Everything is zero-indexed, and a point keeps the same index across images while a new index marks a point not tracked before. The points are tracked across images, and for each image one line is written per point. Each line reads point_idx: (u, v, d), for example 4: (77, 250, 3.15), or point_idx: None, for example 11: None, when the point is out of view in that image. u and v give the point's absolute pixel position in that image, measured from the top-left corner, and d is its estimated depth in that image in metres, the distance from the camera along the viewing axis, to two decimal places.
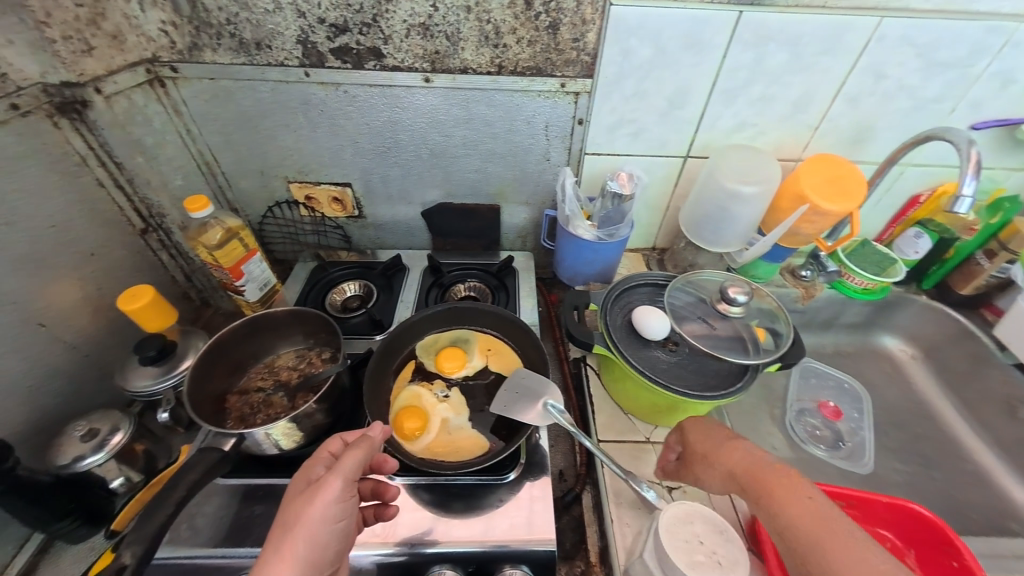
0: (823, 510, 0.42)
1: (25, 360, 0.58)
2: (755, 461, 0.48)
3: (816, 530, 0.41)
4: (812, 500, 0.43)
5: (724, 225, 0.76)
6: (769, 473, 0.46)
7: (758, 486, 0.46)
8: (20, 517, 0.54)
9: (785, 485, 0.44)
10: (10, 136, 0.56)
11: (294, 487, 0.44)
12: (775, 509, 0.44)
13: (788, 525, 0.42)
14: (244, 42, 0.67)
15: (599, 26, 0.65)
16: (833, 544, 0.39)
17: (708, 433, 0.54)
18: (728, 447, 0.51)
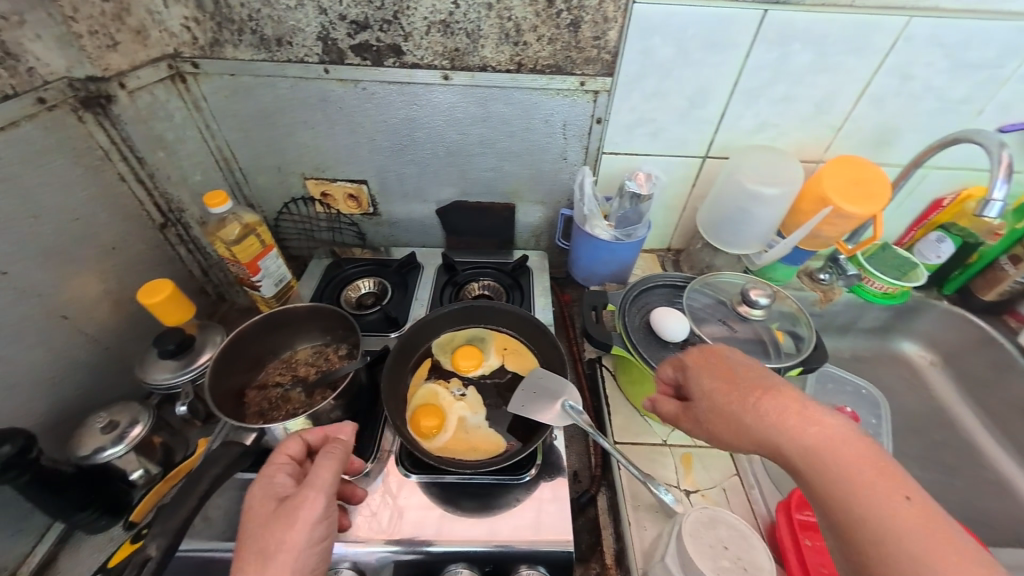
0: (916, 504, 0.34)
1: (48, 351, 0.59)
2: (823, 426, 0.39)
3: (918, 534, 0.32)
4: (902, 490, 0.35)
5: (744, 226, 0.75)
6: (841, 444, 0.37)
7: (828, 456, 0.37)
8: (43, 507, 0.55)
9: (867, 465, 0.36)
10: (37, 129, 0.56)
11: (259, 508, 0.42)
12: (852, 491, 0.35)
13: (868, 514, 0.34)
14: (265, 39, 0.67)
15: (620, 24, 0.64)
16: (938, 551, 0.31)
17: (746, 382, 0.45)
18: (779, 401, 0.41)
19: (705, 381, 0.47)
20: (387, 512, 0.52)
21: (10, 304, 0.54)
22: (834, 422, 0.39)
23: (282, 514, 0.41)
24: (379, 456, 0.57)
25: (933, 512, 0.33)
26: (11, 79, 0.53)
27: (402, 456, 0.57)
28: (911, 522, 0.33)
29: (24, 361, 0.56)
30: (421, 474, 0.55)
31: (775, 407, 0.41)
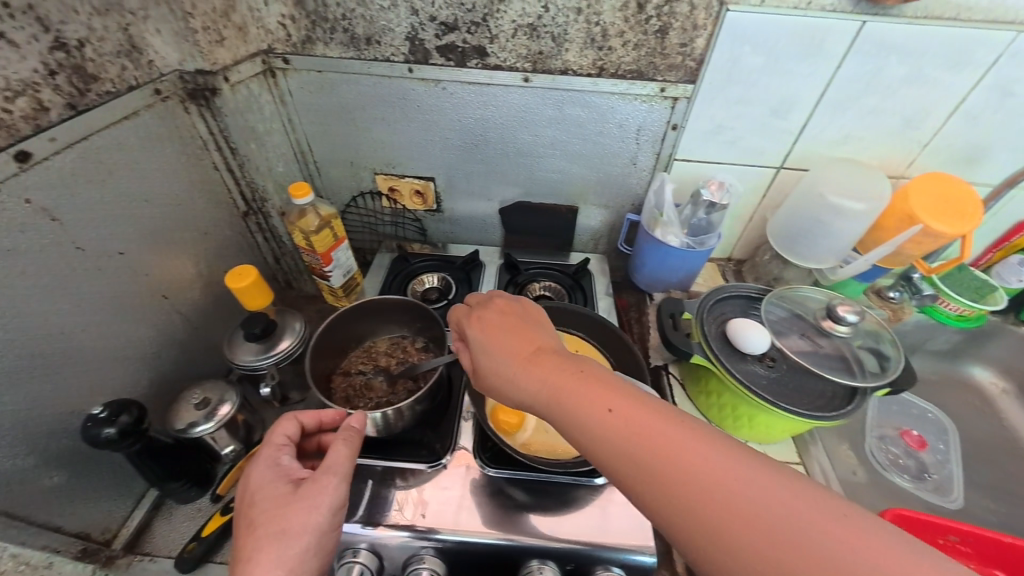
0: (632, 402, 0.41)
1: (152, 328, 0.62)
2: (558, 370, 0.45)
3: (643, 435, 0.39)
4: (620, 398, 0.41)
5: (819, 240, 0.74)
6: (575, 381, 0.44)
7: (567, 400, 0.43)
8: (144, 474, 0.58)
9: (595, 389, 0.43)
10: (152, 119, 0.59)
11: (273, 488, 0.46)
12: (592, 420, 0.41)
13: (605, 433, 0.40)
14: (355, 37, 0.69)
15: (710, 32, 0.64)
16: (661, 440, 0.38)
17: (512, 349, 0.49)
18: (544, 356, 0.48)
19: (483, 359, 0.51)
20: (461, 504, 0.54)
21: (124, 283, 0.58)
22: (570, 363, 0.46)
23: (299, 496, 0.45)
24: (455, 448, 0.59)
25: (648, 404, 0.41)
26: (136, 71, 0.56)
27: (479, 450, 0.58)
28: (632, 426, 0.39)
29: (133, 337, 0.60)
30: (499, 468, 0.57)
31: (535, 366, 0.47)
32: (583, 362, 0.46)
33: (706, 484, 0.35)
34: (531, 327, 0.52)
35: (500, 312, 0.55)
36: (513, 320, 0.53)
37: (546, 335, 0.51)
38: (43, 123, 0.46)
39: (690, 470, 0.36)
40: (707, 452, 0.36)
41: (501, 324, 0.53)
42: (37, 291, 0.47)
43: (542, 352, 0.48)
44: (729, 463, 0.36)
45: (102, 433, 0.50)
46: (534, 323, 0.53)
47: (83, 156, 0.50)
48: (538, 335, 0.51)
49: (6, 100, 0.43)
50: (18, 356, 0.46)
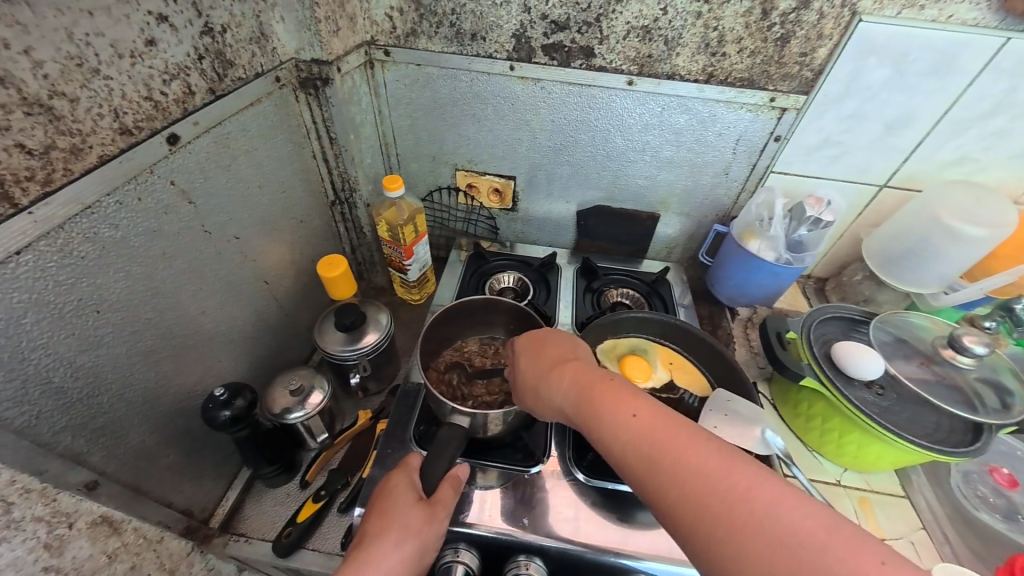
0: (658, 414, 0.41)
1: (252, 311, 0.64)
2: (588, 378, 0.46)
3: (664, 447, 0.38)
4: (648, 410, 0.41)
5: (927, 264, 0.71)
6: (604, 388, 0.44)
7: (594, 404, 0.44)
8: (243, 452, 0.60)
9: (622, 398, 0.43)
10: (271, 106, 0.60)
11: (401, 495, 0.47)
12: (614, 425, 0.41)
13: (626, 439, 0.40)
14: (461, 33, 0.67)
15: (835, 42, 0.61)
16: (684, 453, 0.37)
17: (548, 357, 0.51)
18: (578, 364, 0.49)
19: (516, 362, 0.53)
20: (557, 508, 0.54)
21: (235, 267, 0.59)
22: (602, 372, 0.47)
23: (424, 511, 0.46)
24: (551, 454, 0.59)
25: (677, 416, 0.40)
26: (262, 58, 0.57)
27: (577, 458, 0.58)
28: (656, 437, 0.39)
29: (237, 319, 0.61)
30: (598, 479, 0.56)
31: (568, 373, 0.48)
32: (615, 374, 0.46)
33: (725, 503, 0.34)
34: (569, 339, 0.53)
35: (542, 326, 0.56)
36: (553, 332, 0.55)
37: (584, 348, 0.52)
38: (189, 107, 0.47)
39: (708, 486, 0.35)
40: (731, 470, 0.35)
41: (541, 335, 0.54)
42: (173, 273, 0.49)
43: (578, 361, 0.49)
44: (754, 485, 0.34)
45: (218, 416, 0.52)
46: (572, 335, 0.54)
47: (215, 142, 0.51)
48: (577, 348, 0.52)
49: (164, 83, 0.44)
50: (153, 336, 0.48)
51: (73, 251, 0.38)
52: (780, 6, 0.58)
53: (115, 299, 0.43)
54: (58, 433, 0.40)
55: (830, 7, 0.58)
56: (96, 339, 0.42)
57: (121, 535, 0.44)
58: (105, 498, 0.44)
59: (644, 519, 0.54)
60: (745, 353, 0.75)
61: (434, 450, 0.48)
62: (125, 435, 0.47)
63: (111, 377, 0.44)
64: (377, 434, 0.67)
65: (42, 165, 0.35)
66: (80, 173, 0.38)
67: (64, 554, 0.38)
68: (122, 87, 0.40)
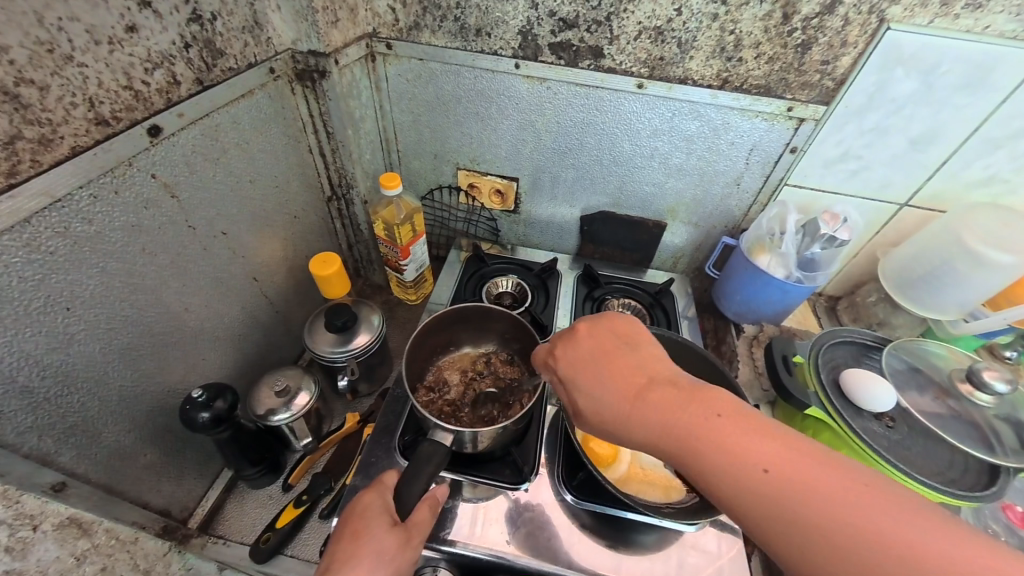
0: (770, 441, 0.37)
1: (239, 308, 0.62)
2: (686, 413, 0.39)
3: (789, 482, 0.35)
4: (761, 444, 0.36)
5: (949, 289, 0.67)
6: (704, 420, 0.38)
7: (700, 445, 0.38)
8: (224, 454, 0.59)
9: (732, 432, 0.37)
10: (265, 98, 0.58)
11: (376, 516, 0.44)
12: (730, 468, 0.36)
13: (744, 483, 0.36)
14: (465, 28, 0.64)
15: (859, 51, 0.57)
16: (809, 484, 0.34)
17: (620, 387, 0.43)
18: (665, 393, 0.41)
19: (581, 388, 0.45)
20: (546, 532, 0.52)
21: (223, 263, 0.57)
22: (696, 400, 0.40)
23: (398, 536, 0.44)
24: (539, 471, 0.56)
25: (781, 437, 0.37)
26: (255, 48, 0.54)
27: (566, 477, 0.55)
28: (782, 474, 0.35)
29: (223, 316, 0.60)
30: (587, 500, 0.53)
31: (656, 407, 0.41)
32: (709, 399, 0.40)
33: (858, 531, 0.32)
34: (631, 353, 0.45)
35: (593, 342, 0.46)
36: (608, 346, 0.46)
37: (653, 361, 0.44)
38: (174, 97, 0.45)
39: (838, 515, 0.33)
40: (851, 490, 0.34)
41: (596, 351, 0.46)
42: (154, 269, 0.48)
43: (659, 387, 0.42)
44: (875, 501, 0.33)
45: (198, 418, 0.50)
46: (630, 346, 0.46)
47: (204, 134, 0.49)
48: (645, 364, 0.44)
49: (146, 72, 0.42)
50: (131, 333, 0.47)
51: (42, 246, 0.37)
52: (802, 10, 0.55)
53: (88, 295, 0.42)
54: (23, 433, 0.39)
55: (857, 13, 0.54)
56: (67, 338, 0.41)
57: (92, 537, 0.42)
58: (75, 500, 0.43)
59: (637, 545, 0.52)
60: (749, 373, 0.72)
61: (414, 468, 0.46)
62: (98, 435, 0.46)
63: (84, 375, 0.43)
64: (363, 438, 0.65)
65: (7, 156, 0.33)
66: (49, 165, 0.36)
67: (28, 557, 0.36)
68: (99, 75, 0.38)
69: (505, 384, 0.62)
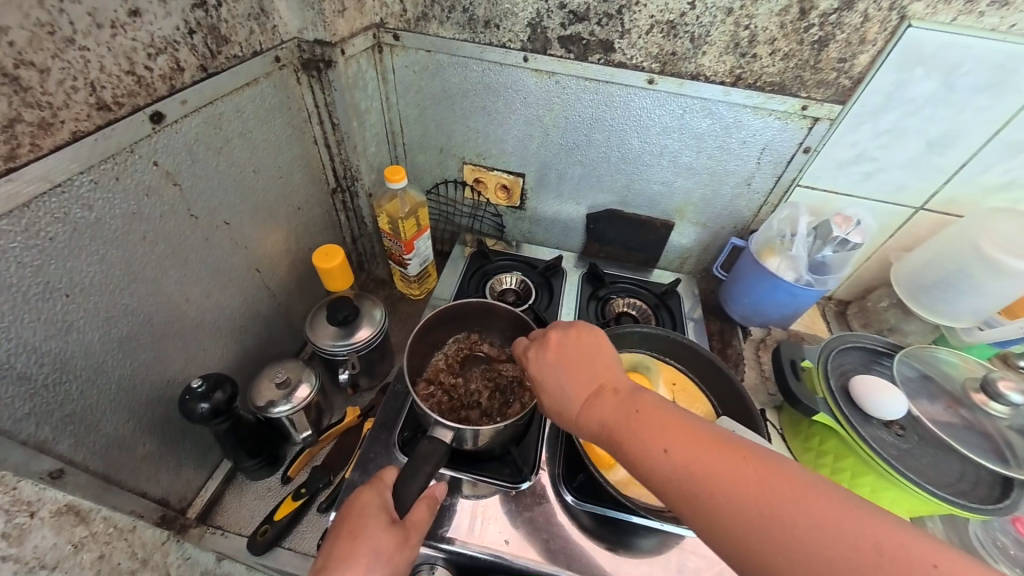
0: (691, 439, 0.37)
1: (240, 299, 0.62)
2: (617, 415, 0.41)
3: (704, 476, 0.35)
4: (681, 442, 0.37)
5: (964, 297, 0.66)
6: (642, 428, 0.39)
7: (624, 443, 0.39)
8: (223, 445, 0.58)
9: (654, 433, 0.38)
10: (270, 87, 0.57)
11: (372, 515, 0.44)
12: (648, 465, 0.37)
13: (659, 478, 0.37)
14: (474, 19, 0.63)
15: (878, 48, 0.55)
16: (723, 478, 0.34)
17: (568, 392, 0.44)
18: (606, 401, 0.42)
19: (539, 393, 0.47)
20: (544, 533, 0.51)
21: (224, 253, 0.57)
22: (637, 408, 0.40)
23: (395, 536, 0.43)
24: (540, 470, 0.56)
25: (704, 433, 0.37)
26: (261, 36, 0.54)
27: (567, 477, 0.54)
28: (697, 469, 0.35)
29: (224, 307, 0.59)
30: (588, 502, 0.52)
31: (594, 411, 0.42)
32: (641, 402, 0.41)
33: (763, 521, 0.32)
34: (585, 359, 0.46)
35: (551, 348, 0.47)
36: (571, 352, 0.47)
37: (606, 367, 0.45)
38: (177, 84, 0.45)
39: (759, 518, 0.33)
40: (772, 487, 0.33)
41: (555, 358, 0.47)
42: (154, 258, 0.47)
43: (602, 393, 0.43)
44: (803, 503, 0.32)
45: (197, 409, 0.50)
46: (585, 350, 0.46)
47: (207, 123, 0.49)
48: (598, 372, 0.45)
49: (149, 57, 0.41)
50: (130, 322, 0.47)
51: (41, 232, 0.37)
52: (820, 6, 0.53)
53: (88, 282, 0.42)
54: (21, 420, 0.39)
55: (877, 9, 0.52)
56: (65, 325, 0.41)
57: (90, 525, 0.42)
58: (72, 488, 0.42)
59: (638, 548, 0.51)
60: (755, 377, 0.71)
61: (412, 466, 0.46)
62: (96, 424, 0.46)
63: (83, 363, 0.43)
64: (362, 433, 0.65)
65: (6, 139, 0.33)
66: (49, 149, 0.36)
67: (25, 544, 0.36)
68: (100, 59, 0.38)
69: (507, 381, 0.61)
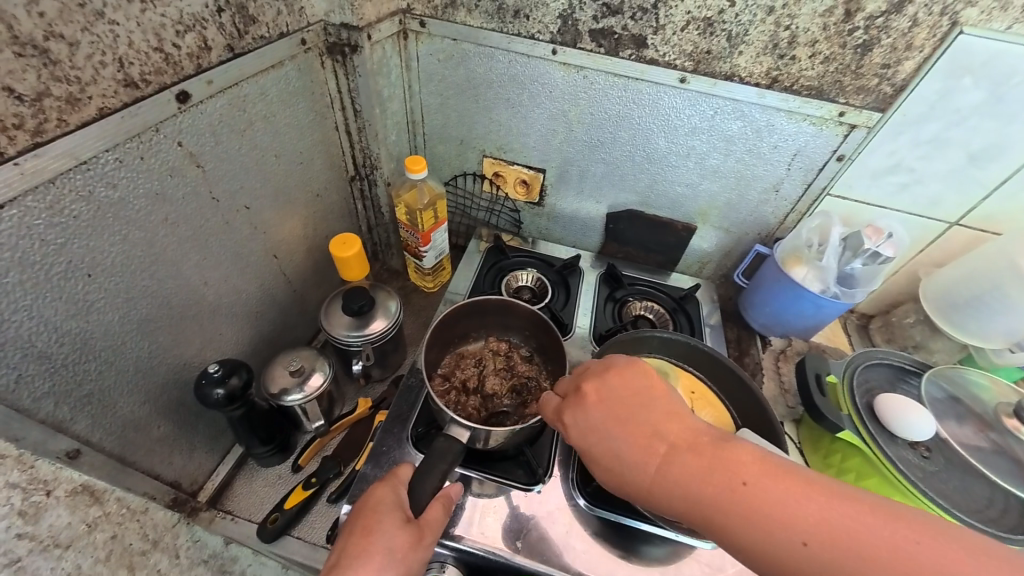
0: (784, 493, 0.34)
1: (258, 284, 0.61)
2: (709, 485, 0.36)
3: (838, 555, 0.32)
4: (798, 518, 0.33)
5: (999, 316, 0.63)
6: (725, 491, 0.36)
7: (730, 523, 0.35)
8: (235, 431, 0.58)
9: (762, 505, 0.34)
10: (294, 71, 0.56)
11: (388, 512, 0.43)
12: (766, 542, 0.34)
13: (769, 549, 0.34)
14: (503, 8, 0.62)
15: (925, 55, 0.53)
16: (859, 552, 0.32)
17: (635, 456, 0.40)
18: (675, 462, 0.38)
19: (595, 460, 0.42)
20: (556, 535, 0.51)
21: (244, 238, 0.56)
22: (709, 465, 0.37)
23: (411, 535, 0.43)
24: (554, 472, 0.55)
25: (815, 495, 0.34)
26: (288, 17, 0.52)
27: (581, 482, 0.54)
28: (829, 548, 0.32)
29: (241, 292, 0.59)
30: (601, 507, 0.52)
31: (668, 477, 0.38)
32: (711, 454, 0.38)
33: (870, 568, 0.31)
34: (635, 408, 0.42)
35: (595, 403, 0.43)
36: (617, 404, 0.42)
37: (666, 419, 0.41)
38: (204, 63, 0.43)
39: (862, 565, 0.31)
40: (861, 528, 0.32)
41: (604, 412, 0.42)
42: (176, 240, 0.47)
43: (671, 453, 0.39)
44: (895, 540, 0.31)
45: (212, 394, 0.50)
46: (632, 398, 0.42)
47: (231, 105, 0.48)
48: (652, 424, 0.41)
49: (177, 35, 0.40)
50: (149, 304, 0.46)
51: (65, 210, 0.36)
52: (867, 8, 0.51)
53: (109, 263, 0.41)
54: (40, 399, 0.39)
55: (928, 14, 0.50)
56: (86, 305, 0.40)
57: (103, 505, 0.42)
58: (87, 468, 0.42)
59: (651, 556, 0.50)
60: (774, 388, 0.69)
61: (428, 463, 0.45)
62: (113, 405, 0.46)
63: (101, 344, 0.43)
64: (374, 425, 0.64)
65: (33, 113, 0.33)
66: (75, 125, 0.35)
67: (41, 522, 0.36)
68: (129, 34, 0.37)
69: (523, 381, 0.60)
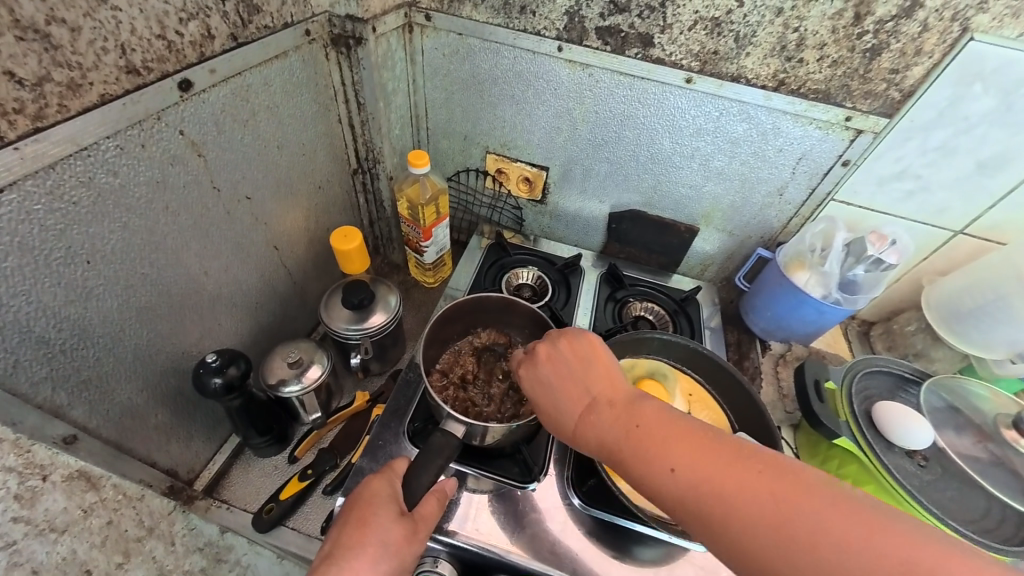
0: (694, 450, 0.36)
1: (258, 275, 0.62)
2: (617, 433, 0.40)
3: (723, 504, 0.34)
4: (685, 461, 0.36)
5: (1003, 326, 0.63)
6: (639, 442, 0.38)
7: (633, 462, 0.38)
8: (233, 421, 0.58)
9: (653, 446, 0.37)
10: (298, 62, 0.56)
11: (383, 505, 0.43)
12: (667, 488, 0.36)
13: (668, 493, 0.36)
14: (509, 4, 0.61)
15: (934, 61, 0.52)
16: (748, 500, 0.33)
17: (564, 408, 0.43)
18: (602, 417, 0.41)
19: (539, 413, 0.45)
20: (549, 534, 0.51)
21: (245, 229, 0.56)
22: (631, 420, 0.40)
23: (404, 529, 0.43)
24: (550, 471, 0.55)
25: (714, 450, 0.36)
26: (293, 8, 0.52)
27: (576, 481, 0.54)
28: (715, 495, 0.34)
29: (241, 282, 0.59)
30: (595, 507, 0.52)
31: (594, 430, 0.41)
32: (636, 412, 0.40)
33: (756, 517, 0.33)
34: (577, 372, 0.44)
35: (543, 363, 0.46)
36: (562, 366, 0.45)
37: (604, 380, 0.43)
38: (207, 52, 0.43)
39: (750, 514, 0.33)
40: (759, 484, 0.33)
41: (548, 372, 0.45)
42: (176, 229, 0.47)
43: (601, 411, 0.41)
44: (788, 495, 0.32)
45: (210, 383, 0.50)
46: (575, 363, 0.45)
47: (234, 94, 0.48)
48: (590, 385, 0.43)
49: (180, 22, 0.40)
50: (148, 292, 0.46)
51: (65, 196, 0.36)
52: (876, 12, 0.50)
53: (109, 249, 0.41)
54: (37, 384, 0.39)
55: (938, 19, 0.49)
56: (85, 291, 0.41)
57: (99, 491, 0.42)
58: (83, 454, 0.43)
59: (643, 557, 0.50)
60: (773, 393, 0.69)
61: (424, 458, 0.45)
62: (111, 391, 0.46)
63: (100, 330, 0.43)
64: (371, 419, 0.64)
65: (34, 98, 0.32)
66: (77, 111, 0.35)
67: (36, 506, 0.36)
68: (132, 21, 0.37)
69: None
